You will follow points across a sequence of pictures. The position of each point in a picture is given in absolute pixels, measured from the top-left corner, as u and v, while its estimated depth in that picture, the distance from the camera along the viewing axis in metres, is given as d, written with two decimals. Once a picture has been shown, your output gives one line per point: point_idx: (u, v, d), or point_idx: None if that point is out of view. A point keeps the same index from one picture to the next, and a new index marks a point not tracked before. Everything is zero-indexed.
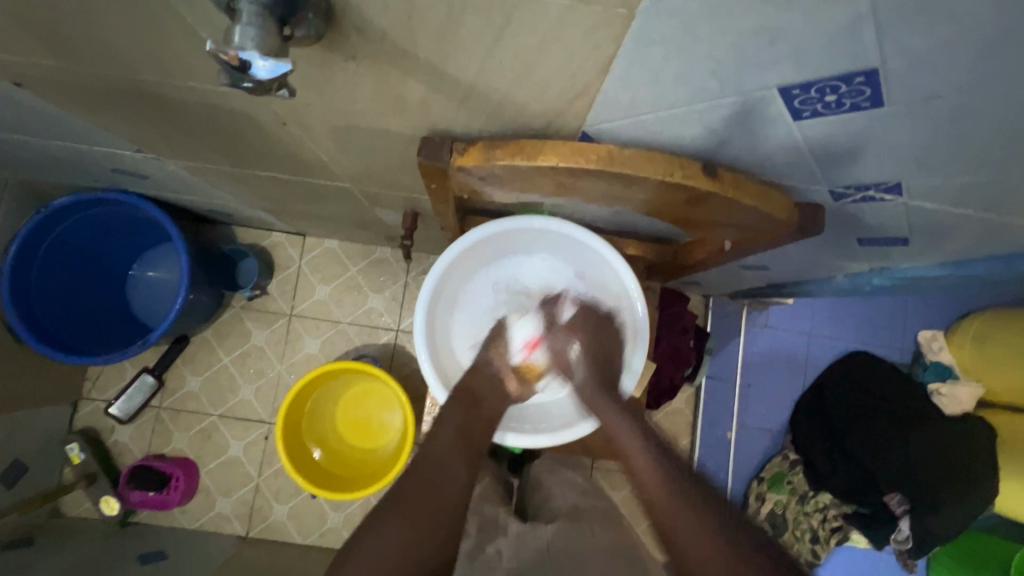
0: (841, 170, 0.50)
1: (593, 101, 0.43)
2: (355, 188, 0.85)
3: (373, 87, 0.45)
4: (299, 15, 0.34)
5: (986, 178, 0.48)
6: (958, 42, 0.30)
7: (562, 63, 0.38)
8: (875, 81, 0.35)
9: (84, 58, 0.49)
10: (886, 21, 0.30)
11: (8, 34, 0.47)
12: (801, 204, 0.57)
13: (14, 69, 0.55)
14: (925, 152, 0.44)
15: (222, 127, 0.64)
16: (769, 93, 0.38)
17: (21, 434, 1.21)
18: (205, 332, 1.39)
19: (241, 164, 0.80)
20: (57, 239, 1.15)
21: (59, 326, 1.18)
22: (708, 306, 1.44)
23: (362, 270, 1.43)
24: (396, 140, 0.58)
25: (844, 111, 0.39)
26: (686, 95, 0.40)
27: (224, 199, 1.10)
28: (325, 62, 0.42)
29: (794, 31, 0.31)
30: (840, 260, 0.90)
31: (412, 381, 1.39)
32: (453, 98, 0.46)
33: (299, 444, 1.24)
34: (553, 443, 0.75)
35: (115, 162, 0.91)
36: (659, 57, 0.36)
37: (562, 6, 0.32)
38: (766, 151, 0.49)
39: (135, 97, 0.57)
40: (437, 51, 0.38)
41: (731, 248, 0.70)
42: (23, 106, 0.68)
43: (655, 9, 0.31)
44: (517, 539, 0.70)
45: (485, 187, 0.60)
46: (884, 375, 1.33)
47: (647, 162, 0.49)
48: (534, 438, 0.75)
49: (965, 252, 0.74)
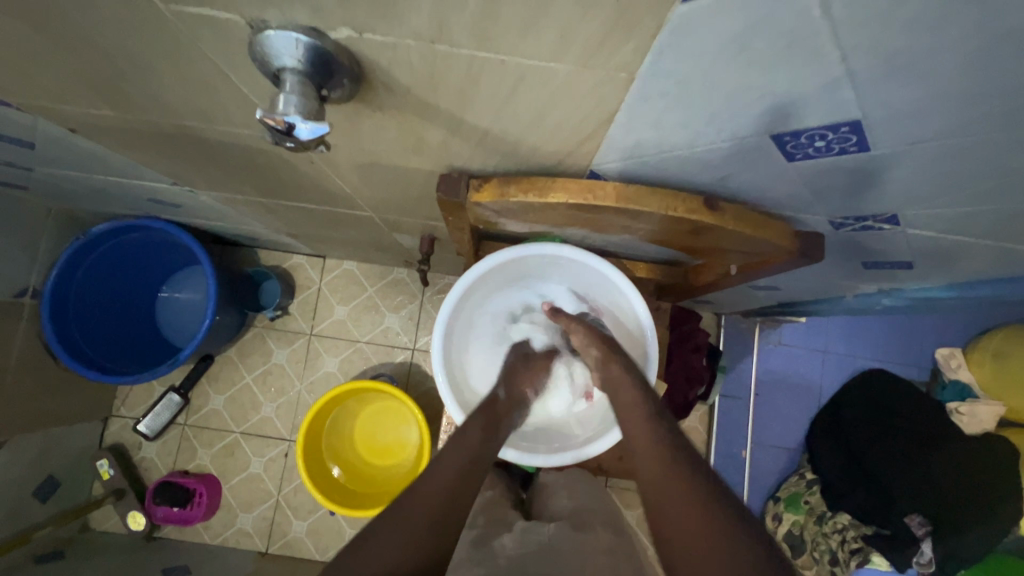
0: (834, 203, 0.53)
1: (599, 144, 0.47)
2: (376, 216, 0.89)
3: (396, 133, 0.50)
4: (335, 80, 0.38)
5: (977, 211, 0.50)
6: (932, 98, 0.33)
7: (568, 114, 0.41)
8: (859, 130, 0.38)
9: (139, 110, 0.54)
10: (863, 83, 0.32)
11: (73, 92, 0.53)
12: (801, 232, 0.60)
13: (73, 119, 0.61)
14: (914, 188, 0.47)
15: (255, 165, 0.69)
16: (763, 138, 0.41)
17: (55, 450, 1.27)
18: (229, 351, 1.45)
19: (270, 195, 0.85)
20: (94, 264, 1.22)
21: (94, 346, 1.24)
22: (721, 324, 1.43)
23: (380, 290, 1.47)
24: (416, 175, 0.62)
25: (833, 154, 0.42)
26: (685, 139, 0.43)
27: (250, 225, 1.16)
28: (353, 113, 0.47)
29: (779, 91, 0.34)
30: (847, 281, 0.91)
31: (428, 400, 1.42)
32: (471, 141, 0.49)
33: (319, 461, 1.28)
34: (541, 465, 0.76)
35: (151, 193, 0.98)
36: (659, 110, 0.39)
37: (567, 72, 0.35)
38: (764, 187, 0.52)
39: (179, 140, 0.63)
40: (456, 105, 0.42)
41: (737, 272, 0.72)
42: (75, 148, 0.74)
43: (651, 73, 0.34)
44: (521, 533, 0.73)
45: (499, 218, 0.64)
46: (901, 392, 1.32)
47: (651, 197, 0.53)
48: (530, 457, 0.77)
49: (969, 275, 0.75)
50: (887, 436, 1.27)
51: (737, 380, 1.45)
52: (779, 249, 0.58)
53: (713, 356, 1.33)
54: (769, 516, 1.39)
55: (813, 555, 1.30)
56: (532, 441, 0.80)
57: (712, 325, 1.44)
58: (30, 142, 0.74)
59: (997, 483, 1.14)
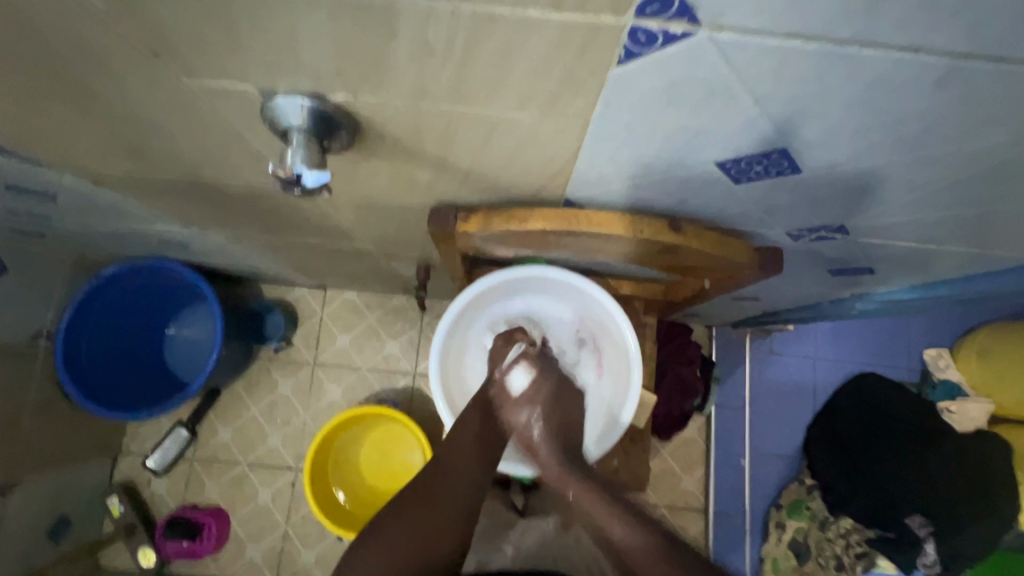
0: (783, 218, 0.59)
1: (568, 177, 0.53)
2: (374, 247, 0.95)
3: (389, 174, 0.56)
4: (334, 134, 0.44)
5: (912, 218, 0.56)
6: (837, 129, 0.39)
7: (539, 152, 0.47)
8: (787, 156, 0.44)
9: (158, 163, 0.60)
10: (777, 121, 0.39)
11: (104, 152, 0.59)
12: (760, 247, 0.66)
13: (96, 174, 0.67)
14: (849, 202, 0.53)
15: (261, 206, 0.75)
16: (709, 166, 0.47)
17: (67, 488, 1.30)
18: (235, 385, 1.49)
19: (275, 233, 0.91)
20: (104, 305, 1.28)
21: (104, 385, 1.28)
22: (712, 336, 1.46)
23: (379, 317, 1.53)
24: (410, 210, 0.68)
25: (771, 175, 0.48)
26: (642, 169, 0.49)
27: (254, 261, 1.21)
28: (352, 160, 0.53)
29: (711, 127, 0.40)
30: (821, 289, 0.97)
31: (431, 423, 1.45)
32: (456, 179, 0.55)
33: (323, 488, 1.31)
34: (534, 476, 0.80)
35: (162, 236, 1.04)
36: (614, 147, 0.45)
37: (531, 120, 0.41)
38: (719, 207, 0.57)
39: (193, 187, 0.69)
40: (441, 150, 0.48)
41: (710, 286, 0.77)
42: (95, 199, 0.80)
43: (602, 118, 0.40)
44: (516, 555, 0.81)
45: (487, 246, 0.69)
46: (892, 394, 1.35)
47: (617, 221, 0.59)
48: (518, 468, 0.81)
49: (926, 276, 0.81)
50: (879, 436, 1.30)
51: (732, 390, 1.47)
52: (742, 264, 0.64)
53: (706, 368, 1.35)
54: (773, 524, 1.36)
55: (819, 562, 1.28)
56: (524, 453, 0.84)
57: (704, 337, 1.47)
58: (53, 195, 0.80)
59: (996, 502, 1.15)
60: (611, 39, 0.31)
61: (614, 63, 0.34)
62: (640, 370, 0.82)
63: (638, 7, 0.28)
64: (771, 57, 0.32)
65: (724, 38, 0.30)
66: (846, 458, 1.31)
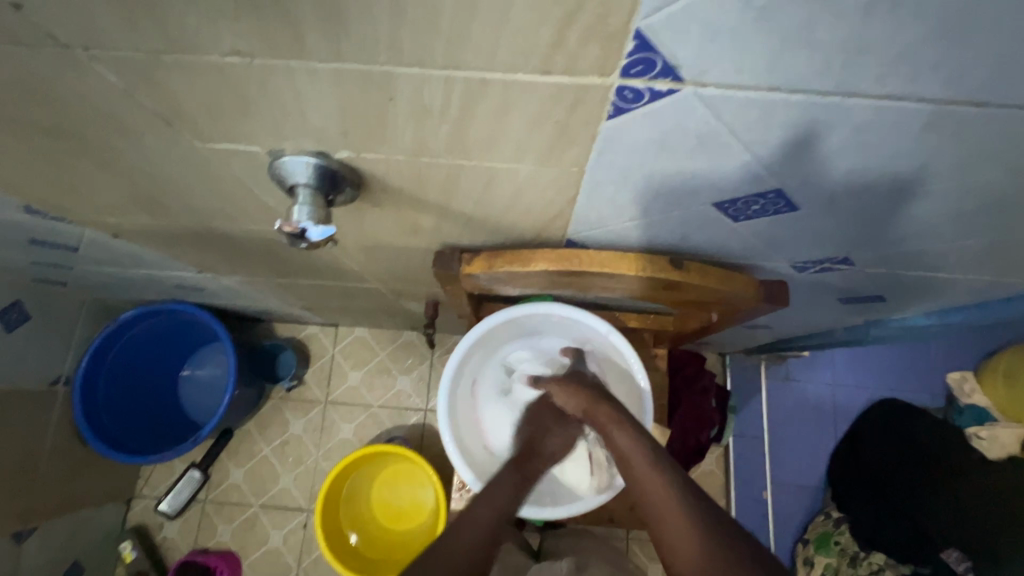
0: (787, 252, 0.59)
1: (568, 219, 0.54)
2: (382, 287, 0.97)
3: (395, 220, 0.57)
4: (340, 190, 0.46)
5: (915, 248, 0.55)
6: (828, 170, 0.40)
7: (539, 198, 0.49)
8: (783, 196, 0.45)
9: (173, 216, 0.62)
10: (768, 164, 0.39)
11: (121, 208, 0.62)
12: (766, 280, 0.66)
13: (117, 227, 0.70)
14: (853, 236, 0.53)
15: (271, 252, 0.77)
16: (706, 207, 0.48)
17: (80, 533, 1.29)
18: (248, 425, 1.49)
19: (286, 275, 0.93)
20: (120, 349, 1.30)
21: (118, 428, 1.29)
22: (726, 364, 1.43)
23: (390, 353, 1.53)
24: (416, 252, 0.70)
25: (769, 214, 0.49)
26: (640, 211, 0.50)
27: (267, 302, 1.24)
28: (359, 209, 0.55)
29: (704, 171, 0.41)
30: (832, 316, 0.95)
31: (442, 461, 1.44)
32: (459, 223, 0.57)
33: (335, 529, 1.28)
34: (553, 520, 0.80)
35: (177, 280, 1.07)
36: (612, 193, 0.46)
37: (528, 170, 0.43)
38: (720, 244, 0.58)
39: (205, 236, 0.71)
40: (443, 198, 0.50)
41: (719, 318, 0.77)
42: (114, 249, 0.83)
43: (598, 166, 0.42)
44: None
45: (494, 285, 0.70)
46: (928, 423, 1.26)
47: (620, 261, 0.59)
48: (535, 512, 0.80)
49: (938, 303, 0.79)
50: (904, 465, 1.22)
51: (750, 420, 1.43)
52: (748, 298, 0.64)
53: (722, 398, 1.32)
54: (801, 562, 1.28)
55: None
56: (539, 495, 0.82)
57: (718, 365, 1.42)
58: (74, 247, 0.83)
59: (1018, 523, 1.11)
60: (599, 97, 0.32)
61: (605, 118, 0.35)
62: (653, 406, 0.81)
63: (624, 69, 0.30)
64: (756, 108, 0.33)
65: (709, 93, 0.31)
66: (872, 489, 1.24)
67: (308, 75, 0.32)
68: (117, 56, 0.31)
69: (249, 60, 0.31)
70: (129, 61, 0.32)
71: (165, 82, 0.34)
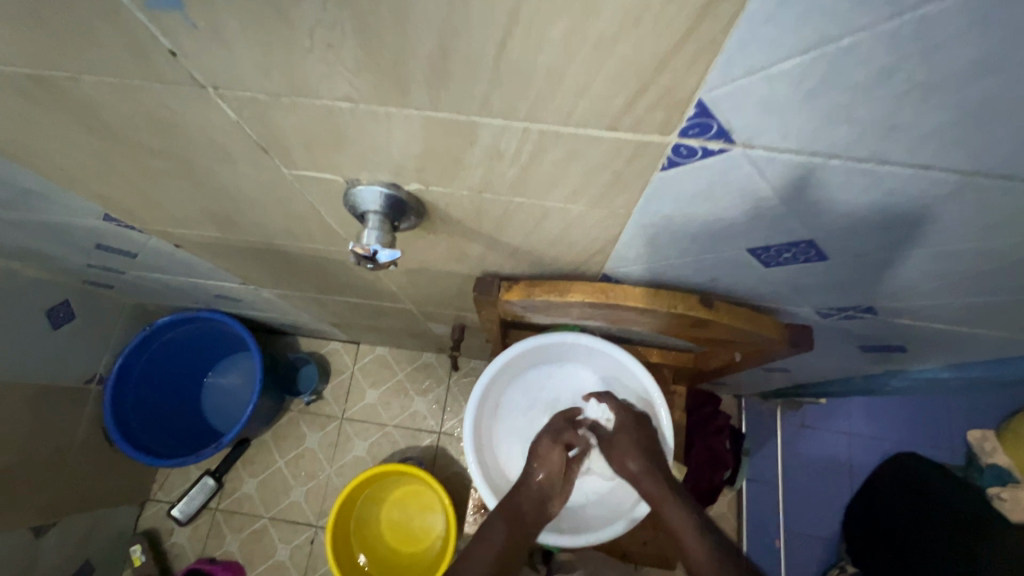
0: (812, 298, 0.62)
1: (607, 255, 0.58)
2: (414, 308, 1.01)
3: (443, 247, 0.62)
4: (404, 217, 0.51)
5: (941, 302, 0.58)
6: (861, 225, 0.43)
7: (583, 236, 0.53)
8: (815, 246, 0.48)
9: (239, 231, 0.67)
10: (803, 217, 0.43)
11: (192, 221, 0.67)
12: (792, 325, 0.69)
13: (182, 239, 0.76)
14: (876, 287, 0.56)
15: (320, 270, 0.81)
16: (740, 252, 0.52)
17: (96, 534, 1.32)
18: (265, 436, 1.51)
19: (324, 292, 0.98)
20: (153, 352, 1.35)
21: (143, 430, 1.33)
22: (741, 406, 1.40)
23: (409, 373, 1.56)
24: (456, 278, 0.74)
25: (800, 261, 0.52)
26: (678, 251, 0.54)
27: (297, 315, 1.28)
28: (413, 236, 0.59)
29: (743, 220, 0.45)
30: (852, 364, 0.97)
31: (453, 485, 1.45)
32: (503, 254, 0.61)
33: (346, 548, 1.29)
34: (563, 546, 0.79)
35: (217, 290, 1.12)
36: (654, 233, 0.50)
37: (579, 210, 0.47)
38: (748, 287, 0.61)
39: (261, 252, 0.76)
40: (494, 230, 0.54)
41: (742, 358, 0.79)
42: (173, 258, 0.88)
43: (645, 209, 0.45)
44: None
45: (527, 313, 0.73)
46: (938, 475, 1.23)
47: (653, 297, 0.63)
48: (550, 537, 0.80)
49: (958, 357, 0.81)
50: (927, 529, 1.16)
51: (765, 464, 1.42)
52: (772, 339, 0.67)
53: (737, 439, 1.30)
54: None
55: None
56: (555, 522, 0.82)
57: (733, 407, 1.40)
58: (134, 253, 0.89)
59: None
60: (656, 152, 0.37)
61: (658, 169, 0.39)
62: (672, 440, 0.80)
63: (682, 130, 0.34)
64: (799, 168, 0.36)
65: (757, 154, 0.35)
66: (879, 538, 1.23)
67: (402, 120, 0.37)
68: (241, 96, 0.37)
69: (355, 105, 0.36)
70: (250, 101, 0.37)
71: (275, 119, 0.39)
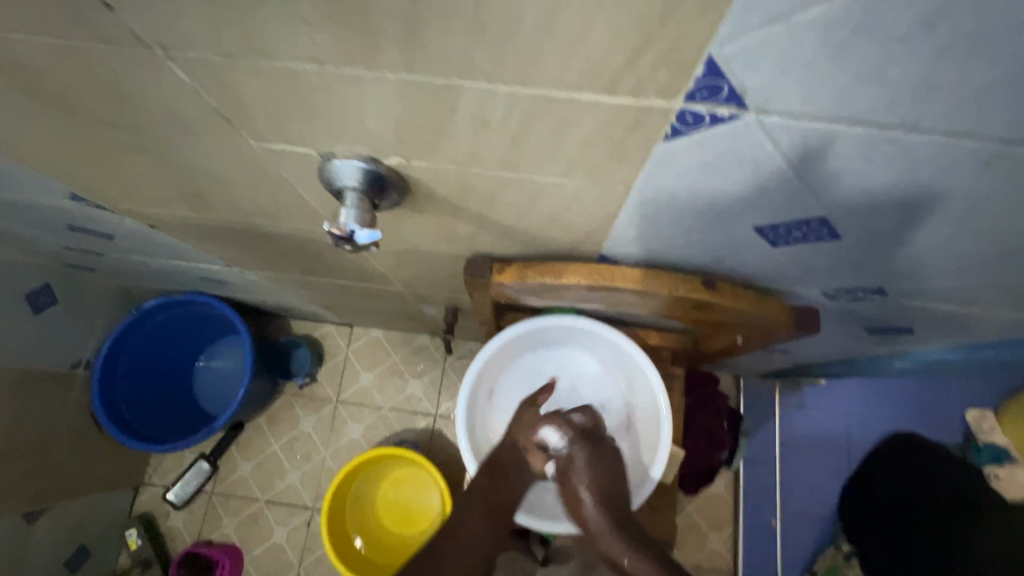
0: (820, 278, 0.59)
1: (605, 234, 0.54)
2: (406, 291, 0.97)
3: (432, 227, 0.58)
4: (386, 195, 0.47)
5: (957, 282, 0.55)
6: (880, 202, 0.40)
7: (581, 214, 0.49)
8: (828, 224, 0.45)
9: (214, 211, 0.63)
10: (818, 192, 0.40)
11: (164, 200, 0.63)
12: (797, 308, 0.66)
13: (157, 219, 0.72)
14: (890, 266, 0.53)
15: (304, 251, 0.77)
16: (748, 230, 0.48)
17: (91, 518, 1.31)
18: (258, 419, 1.49)
19: (311, 274, 0.94)
20: (141, 336, 1.32)
21: (133, 415, 1.31)
22: (739, 388, 1.42)
23: (403, 356, 1.54)
24: (447, 259, 0.70)
25: (811, 241, 0.49)
26: (680, 230, 0.50)
27: (287, 298, 1.25)
28: (399, 215, 0.56)
29: (752, 196, 0.42)
30: (856, 346, 0.94)
31: (449, 467, 1.44)
32: (495, 233, 0.57)
33: (342, 531, 1.29)
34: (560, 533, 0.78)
35: (202, 272, 1.08)
36: (655, 210, 0.46)
37: (574, 185, 0.43)
38: (753, 267, 0.58)
39: (241, 233, 0.72)
40: (485, 208, 0.50)
41: (743, 341, 0.76)
42: (150, 239, 0.85)
43: (646, 184, 0.42)
44: None
45: (521, 296, 0.69)
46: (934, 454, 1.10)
47: (653, 278, 0.59)
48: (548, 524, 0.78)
49: (966, 339, 0.78)
50: (920, 509, 1.10)
51: None
52: (777, 323, 0.64)
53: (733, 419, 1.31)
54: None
55: None
56: (550, 509, 0.80)
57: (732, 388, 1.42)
58: (110, 235, 0.85)
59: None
60: (660, 120, 0.33)
61: (661, 139, 0.35)
62: (671, 425, 0.78)
63: (689, 94, 0.30)
64: (817, 137, 0.33)
65: (772, 122, 0.32)
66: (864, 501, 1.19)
67: (376, 84, 0.33)
68: (193, 57, 0.33)
69: (321, 66, 0.32)
70: (204, 63, 0.33)
71: (234, 84, 0.35)
